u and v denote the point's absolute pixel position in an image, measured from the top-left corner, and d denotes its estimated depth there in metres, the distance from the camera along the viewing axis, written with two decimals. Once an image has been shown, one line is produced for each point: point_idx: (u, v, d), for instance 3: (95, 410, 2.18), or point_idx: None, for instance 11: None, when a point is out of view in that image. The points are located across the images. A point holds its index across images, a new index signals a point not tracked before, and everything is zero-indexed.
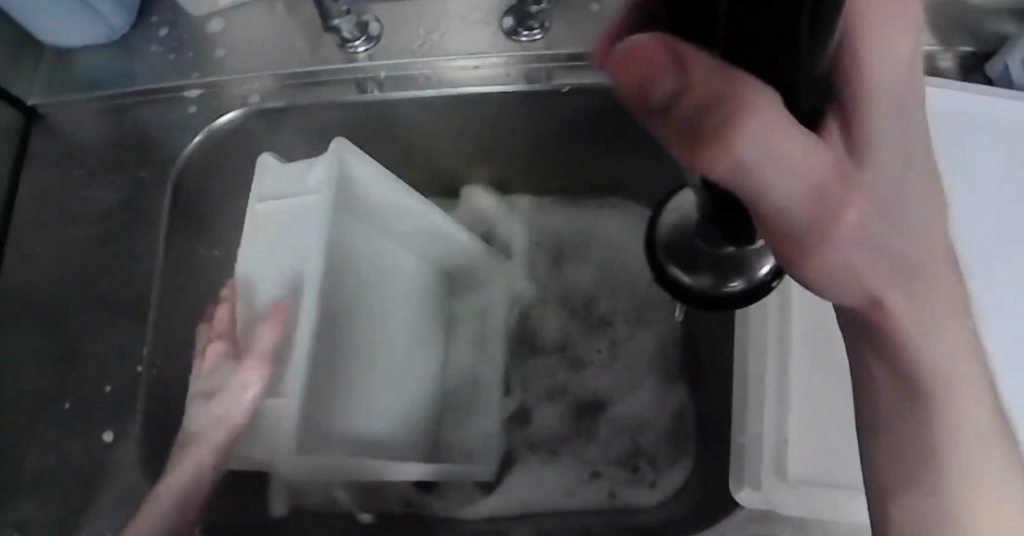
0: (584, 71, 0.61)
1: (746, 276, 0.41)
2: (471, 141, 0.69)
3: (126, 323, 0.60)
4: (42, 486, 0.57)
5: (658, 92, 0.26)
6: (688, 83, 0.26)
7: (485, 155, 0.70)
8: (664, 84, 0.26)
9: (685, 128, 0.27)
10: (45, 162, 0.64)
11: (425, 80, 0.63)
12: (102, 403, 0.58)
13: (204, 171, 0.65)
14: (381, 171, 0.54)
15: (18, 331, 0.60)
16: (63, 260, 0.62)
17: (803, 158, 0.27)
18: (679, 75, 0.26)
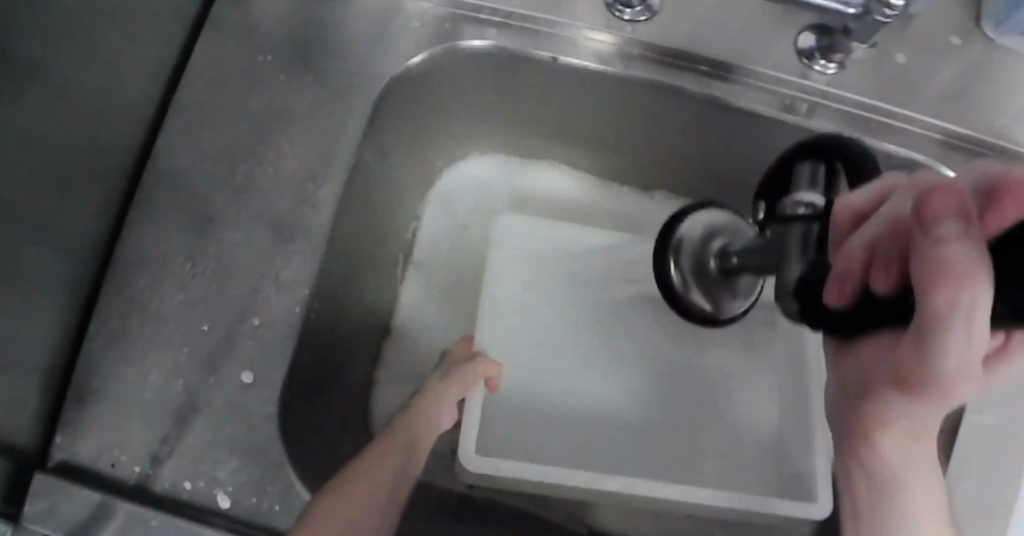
0: (863, 127, 0.54)
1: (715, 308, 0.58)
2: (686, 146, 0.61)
3: (289, 252, 0.51)
4: (159, 412, 0.49)
5: (938, 233, 0.24)
6: (970, 239, 0.23)
7: (693, 164, 0.63)
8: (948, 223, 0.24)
9: (922, 274, 0.24)
10: (229, 36, 0.55)
11: (682, 74, 0.55)
12: (244, 336, 0.50)
13: (402, 98, 0.57)
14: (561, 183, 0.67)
15: (163, 225, 0.51)
16: (230, 157, 0.53)
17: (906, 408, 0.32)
18: (971, 243, 0.23)
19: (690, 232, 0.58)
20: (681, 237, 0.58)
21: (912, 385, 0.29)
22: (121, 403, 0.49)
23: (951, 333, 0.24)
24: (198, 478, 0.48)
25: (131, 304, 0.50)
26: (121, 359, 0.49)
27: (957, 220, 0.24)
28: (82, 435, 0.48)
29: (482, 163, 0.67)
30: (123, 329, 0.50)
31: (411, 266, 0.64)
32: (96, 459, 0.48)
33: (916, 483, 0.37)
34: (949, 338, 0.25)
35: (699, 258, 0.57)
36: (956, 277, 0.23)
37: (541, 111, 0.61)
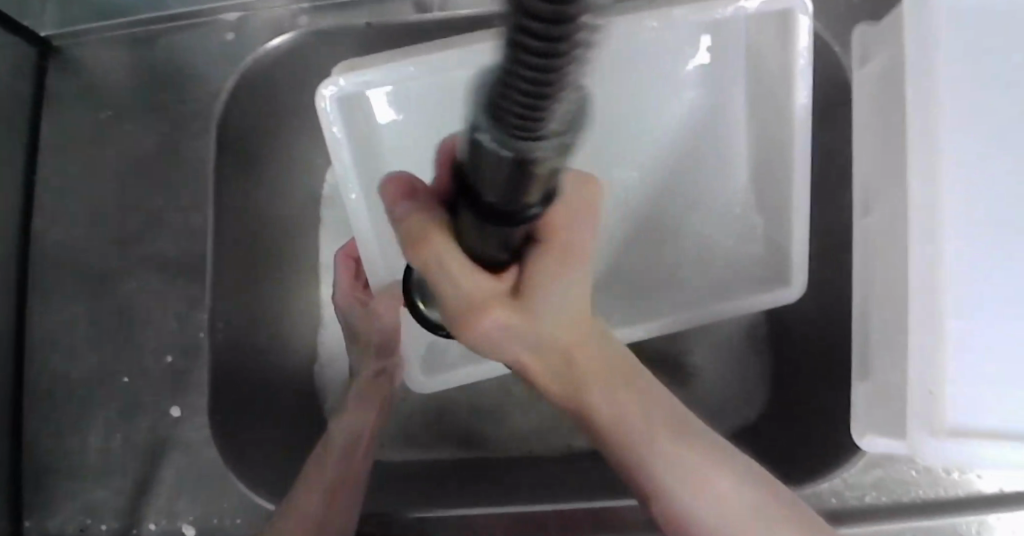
0: None
1: None
2: None
3: (183, 284, 0.54)
4: (107, 467, 0.51)
5: (397, 212, 0.33)
6: (414, 209, 0.32)
7: None
8: (400, 200, 0.32)
9: (405, 241, 0.33)
10: (66, 103, 0.56)
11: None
12: (163, 375, 0.52)
13: (248, 109, 0.58)
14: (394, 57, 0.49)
15: (60, 297, 0.54)
16: (103, 217, 0.55)
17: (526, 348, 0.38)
18: (416, 210, 0.32)
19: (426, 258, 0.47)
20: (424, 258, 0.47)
21: (463, 325, 0.36)
22: (71, 470, 0.51)
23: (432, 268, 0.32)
24: (159, 516, 0.50)
25: (54, 378, 0.52)
26: (59, 430, 0.52)
27: (404, 200, 0.32)
28: (46, 509, 0.51)
29: None
30: (53, 403, 0.52)
31: None
32: (64, 526, 0.50)
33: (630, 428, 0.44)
34: (435, 273, 0.32)
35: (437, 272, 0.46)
36: (417, 228, 0.32)
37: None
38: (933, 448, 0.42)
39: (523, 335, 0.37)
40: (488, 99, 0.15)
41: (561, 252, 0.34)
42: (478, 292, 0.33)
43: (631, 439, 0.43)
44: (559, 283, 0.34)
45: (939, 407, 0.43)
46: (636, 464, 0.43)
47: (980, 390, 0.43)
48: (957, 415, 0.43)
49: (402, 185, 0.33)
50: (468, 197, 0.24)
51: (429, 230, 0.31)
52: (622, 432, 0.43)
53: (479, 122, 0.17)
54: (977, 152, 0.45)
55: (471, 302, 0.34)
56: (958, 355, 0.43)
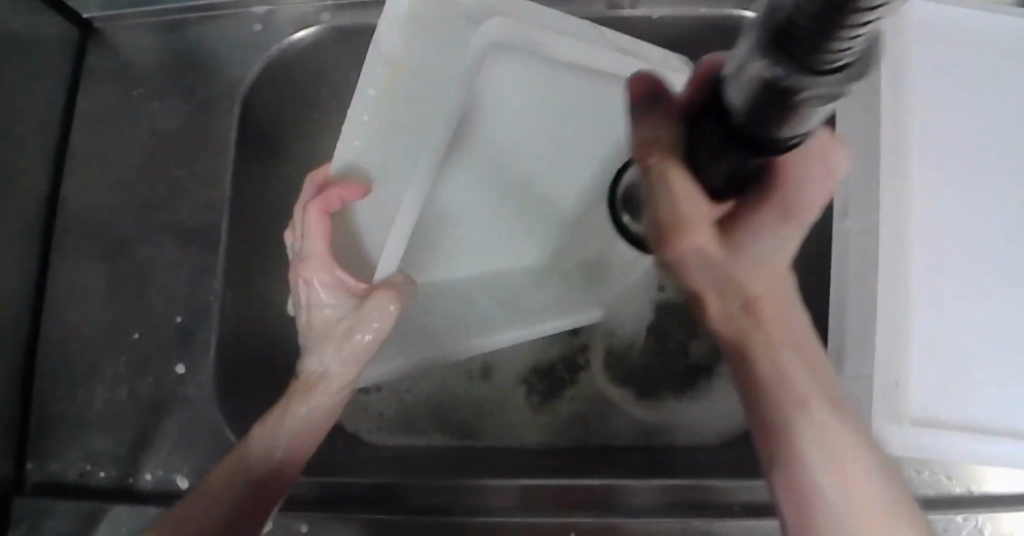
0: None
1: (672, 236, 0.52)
2: None
3: (197, 250, 0.57)
4: (110, 418, 0.54)
5: (630, 110, 0.31)
6: (654, 113, 0.30)
7: None
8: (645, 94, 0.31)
9: (641, 142, 0.30)
10: (102, 80, 0.60)
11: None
12: (172, 334, 0.55)
13: (270, 93, 0.61)
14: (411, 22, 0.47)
15: (80, 257, 0.57)
16: (127, 185, 0.58)
17: (755, 277, 0.34)
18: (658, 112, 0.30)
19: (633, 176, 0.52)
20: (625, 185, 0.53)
21: (665, 249, 0.33)
22: (77, 419, 0.54)
23: (655, 172, 0.30)
24: (156, 467, 0.53)
25: (69, 332, 0.55)
26: (68, 381, 0.54)
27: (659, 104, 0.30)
28: (49, 455, 0.53)
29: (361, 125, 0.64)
30: (65, 355, 0.55)
31: None
32: (65, 472, 0.53)
33: (811, 420, 0.35)
34: (657, 180, 0.30)
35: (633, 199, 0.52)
36: (655, 129, 0.30)
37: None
38: (911, 426, 0.44)
39: (713, 270, 0.33)
40: (777, 35, 0.21)
41: (784, 206, 0.32)
42: (696, 207, 0.31)
43: (789, 410, 0.35)
44: (770, 230, 0.33)
45: (906, 386, 0.45)
46: (793, 443, 0.35)
47: (946, 374, 0.46)
48: (920, 408, 0.45)
49: (654, 85, 0.31)
50: (722, 114, 0.27)
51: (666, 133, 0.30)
52: (793, 393, 0.35)
53: (756, 49, 0.22)
54: (952, 181, 0.49)
55: (679, 215, 0.31)
56: (925, 356, 0.46)
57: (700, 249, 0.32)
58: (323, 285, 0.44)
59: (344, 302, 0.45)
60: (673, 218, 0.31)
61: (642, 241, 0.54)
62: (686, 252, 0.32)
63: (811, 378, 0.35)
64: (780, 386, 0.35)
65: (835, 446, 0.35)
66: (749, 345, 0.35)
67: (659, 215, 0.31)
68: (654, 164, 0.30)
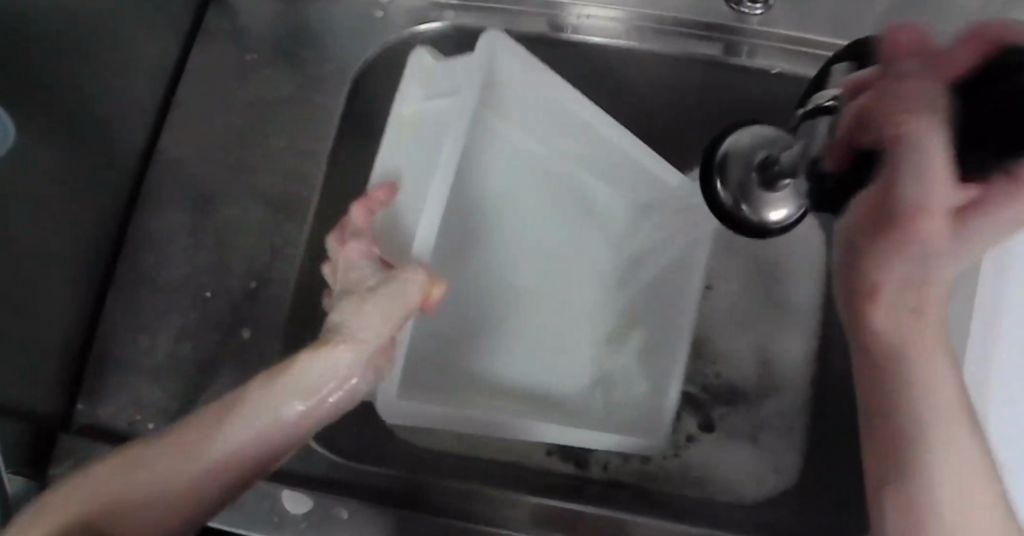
0: (794, 57, 0.61)
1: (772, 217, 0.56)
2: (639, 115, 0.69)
3: (281, 220, 0.57)
4: (168, 372, 0.53)
5: (903, 68, 0.35)
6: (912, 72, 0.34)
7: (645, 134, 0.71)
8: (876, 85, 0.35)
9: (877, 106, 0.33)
10: (216, 41, 0.61)
11: (639, 26, 0.62)
12: (243, 296, 0.55)
13: (375, 83, 0.63)
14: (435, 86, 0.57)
15: (166, 208, 0.57)
16: (223, 144, 0.59)
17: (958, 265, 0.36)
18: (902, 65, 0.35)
19: (737, 143, 0.56)
20: (726, 152, 0.56)
21: (902, 214, 0.34)
22: (136, 365, 0.53)
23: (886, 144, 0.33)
24: None
25: (141, 279, 0.55)
26: (133, 326, 0.54)
27: (913, 64, 0.35)
28: (101, 397, 0.53)
29: None
30: (133, 301, 0.55)
31: None
32: (116, 418, 0.52)
33: (942, 449, 0.42)
34: (904, 140, 0.32)
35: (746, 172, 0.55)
36: (901, 105, 0.33)
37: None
38: None
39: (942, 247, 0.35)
40: None
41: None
42: (936, 190, 0.33)
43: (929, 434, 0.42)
44: (997, 223, 0.35)
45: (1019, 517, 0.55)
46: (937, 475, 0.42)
47: None
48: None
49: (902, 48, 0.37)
50: None
51: (927, 105, 0.32)
52: (926, 426, 0.42)
53: None
54: None
55: (919, 197, 0.33)
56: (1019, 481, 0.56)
57: (930, 230, 0.34)
58: (359, 255, 0.46)
59: (375, 263, 0.46)
60: (914, 193, 0.33)
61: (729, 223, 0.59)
62: (918, 230, 0.34)
63: (958, 448, 0.42)
64: (920, 412, 0.42)
65: (961, 453, 0.42)
66: (911, 349, 0.40)
67: (895, 193, 0.34)
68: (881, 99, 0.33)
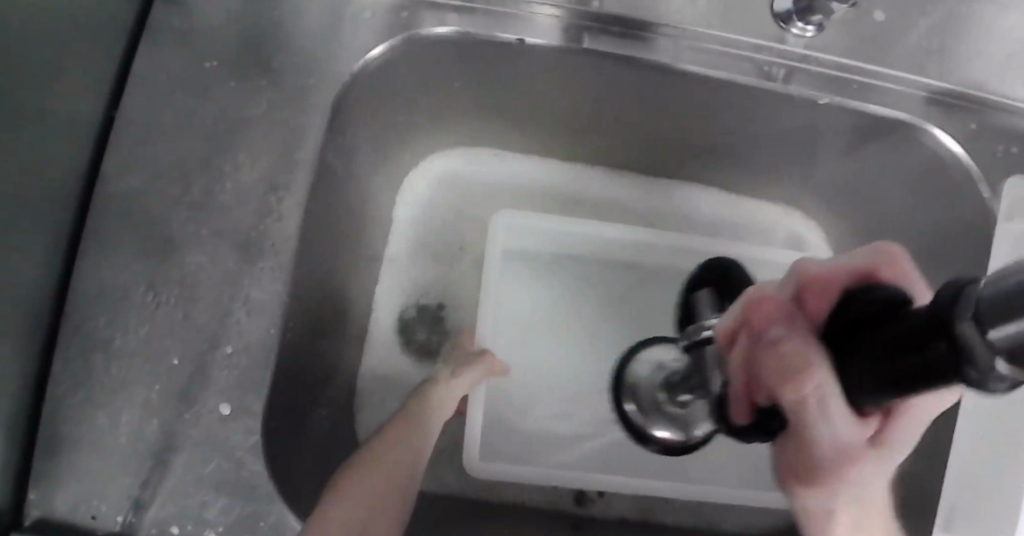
0: (843, 88, 0.52)
1: (679, 433, 0.59)
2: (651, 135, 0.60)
3: (258, 269, 0.49)
4: (132, 455, 0.46)
5: (770, 339, 0.32)
6: (798, 335, 0.32)
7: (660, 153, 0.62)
8: (740, 339, 0.35)
9: (774, 372, 0.31)
10: (168, 43, 0.51)
11: (670, 41, 0.52)
12: (219, 364, 0.47)
13: (362, 96, 0.53)
14: (485, 169, 0.65)
15: (118, 254, 0.48)
16: (183, 175, 0.49)
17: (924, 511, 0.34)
18: (794, 339, 0.31)
19: (640, 376, 0.61)
20: (635, 379, 0.61)
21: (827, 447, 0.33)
22: (94, 448, 0.45)
23: (811, 409, 0.31)
24: (184, 520, 0.45)
25: (94, 343, 0.47)
26: (88, 401, 0.46)
27: (781, 325, 0.32)
28: (54, 487, 0.45)
29: (461, 156, 0.64)
30: (87, 370, 0.46)
31: (387, 265, 0.62)
32: (73, 511, 0.44)
33: None
34: (813, 409, 0.31)
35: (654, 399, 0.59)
36: (786, 366, 0.31)
37: (520, 113, 0.60)
38: None
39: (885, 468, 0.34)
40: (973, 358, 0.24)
41: (919, 421, 0.34)
42: (847, 432, 0.32)
43: None
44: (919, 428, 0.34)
45: None
46: None
47: None
48: None
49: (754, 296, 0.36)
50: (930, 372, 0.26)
51: (823, 366, 0.30)
52: None
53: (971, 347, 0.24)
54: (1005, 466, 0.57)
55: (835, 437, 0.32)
56: None
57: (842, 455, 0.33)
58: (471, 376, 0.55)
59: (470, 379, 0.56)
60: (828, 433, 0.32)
61: (637, 427, 0.60)
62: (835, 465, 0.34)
63: None
64: None
65: None
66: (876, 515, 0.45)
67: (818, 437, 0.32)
68: (780, 382, 0.31)
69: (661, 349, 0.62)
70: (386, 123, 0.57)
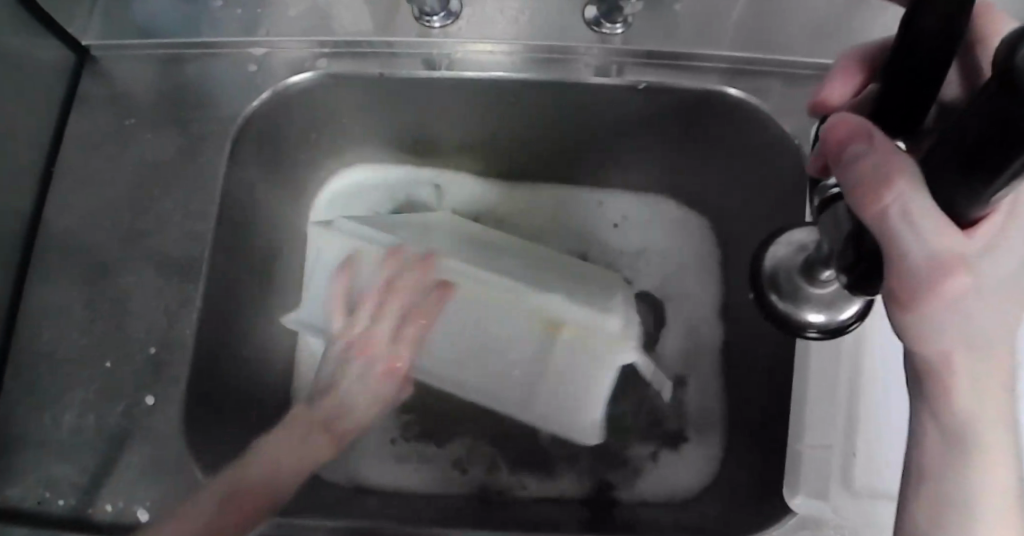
0: (661, 72, 0.63)
1: (826, 315, 0.51)
2: (522, 141, 0.70)
3: (175, 281, 0.57)
4: (73, 446, 0.53)
5: (855, 154, 0.33)
6: (877, 146, 0.33)
7: (534, 157, 0.72)
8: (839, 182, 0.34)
9: (863, 180, 0.32)
10: (95, 108, 0.62)
11: (511, 56, 0.63)
12: (145, 364, 0.55)
13: (260, 132, 0.63)
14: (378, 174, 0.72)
15: (58, 281, 0.57)
16: (110, 213, 0.59)
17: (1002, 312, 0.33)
18: (880, 152, 0.32)
19: (777, 257, 0.53)
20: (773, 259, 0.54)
21: (923, 289, 0.32)
22: (39, 443, 0.53)
23: (891, 221, 0.31)
24: (117, 498, 0.52)
25: (38, 356, 0.55)
26: (34, 404, 0.54)
27: (869, 140, 0.33)
28: (7, 479, 0.52)
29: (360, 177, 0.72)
30: (32, 379, 0.55)
31: None
32: (22, 499, 0.52)
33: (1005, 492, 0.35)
34: (898, 226, 0.31)
35: (793, 278, 0.52)
36: (875, 172, 0.32)
37: (403, 138, 0.70)
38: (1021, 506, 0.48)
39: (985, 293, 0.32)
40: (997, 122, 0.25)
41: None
42: (941, 244, 0.31)
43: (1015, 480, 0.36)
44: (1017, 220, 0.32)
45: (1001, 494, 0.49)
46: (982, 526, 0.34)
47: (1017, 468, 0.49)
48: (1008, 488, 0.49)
49: (852, 124, 0.34)
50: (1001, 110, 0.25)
51: (908, 169, 0.31)
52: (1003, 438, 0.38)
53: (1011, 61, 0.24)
54: None
55: (935, 256, 0.31)
56: None
57: (958, 285, 0.32)
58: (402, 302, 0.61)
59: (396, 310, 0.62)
60: (913, 256, 0.31)
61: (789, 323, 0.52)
62: (942, 291, 0.32)
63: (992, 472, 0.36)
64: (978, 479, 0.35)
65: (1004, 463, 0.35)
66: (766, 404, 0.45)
67: (900, 263, 0.32)
68: (857, 192, 0.33)
69: (782, 243, 0.53)
70: (288, 157, 0.67)
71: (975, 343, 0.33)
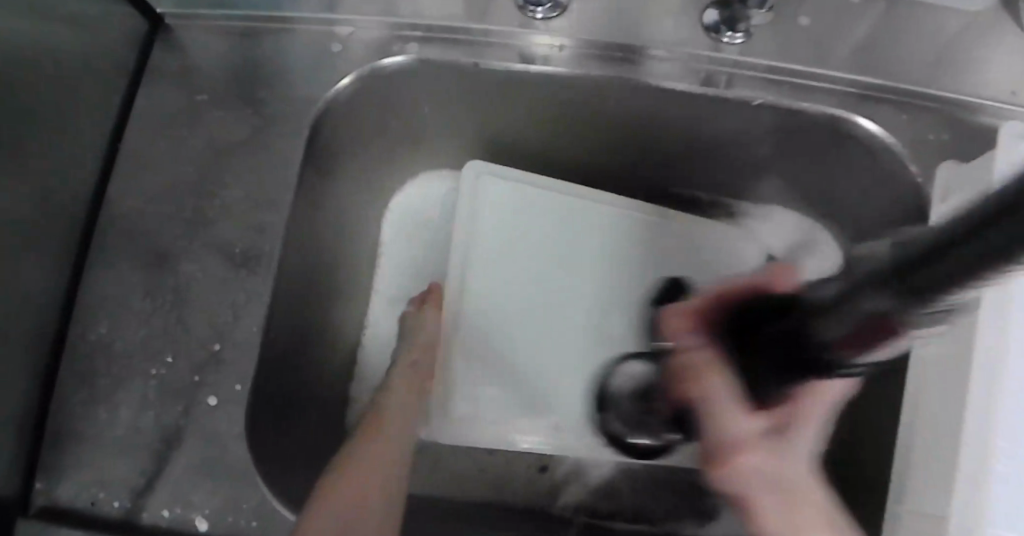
0: (777, 89, 0.57)
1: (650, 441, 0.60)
2: (616, 148, 0.66)
3: (242, 273, 0.54)
4: (130, 446, 0.50)
5: (688, 341, 0.38)
6: (700, 343, 0.38)
7: (625, 165, 0.68)
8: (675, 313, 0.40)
9: (681, 343, 0.39)
10: (166, 81, 0.58)
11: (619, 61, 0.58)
12: (207, 360, 0.51)
13: (340, 119, 0.59)
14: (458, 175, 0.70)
15: (121, 266, 0.53)
16: (177, 195, 0.55)
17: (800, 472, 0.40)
18: (697, 347, 0.37)
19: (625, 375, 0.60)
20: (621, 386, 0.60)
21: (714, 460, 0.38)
22: (98, 441, 0.50)
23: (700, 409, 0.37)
24: (175, 505, 0.49)
25: (97, 346, 0.52)
26: (91, 397, 0.51)
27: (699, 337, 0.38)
28: (64, 474, 0.50)
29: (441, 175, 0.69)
30: (91, 370, 0.51)
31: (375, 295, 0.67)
32: (76, 497, 0.49)
33: None
34: (707, 394, 0.36)
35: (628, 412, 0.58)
36: (699, 371, 0.37)
37: (489, 134, 0.66)
38: None
39: (770, 449, 0.38)
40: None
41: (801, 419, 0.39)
42: (738, 431, 0.36)
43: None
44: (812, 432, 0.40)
45: None
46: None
47: None
48: None
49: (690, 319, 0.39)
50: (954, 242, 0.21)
51: (711, 363, 0.37)
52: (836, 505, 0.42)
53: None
54: None
55: (722, 442, 0.37)
56: None
57: (753, 465, 0.38)
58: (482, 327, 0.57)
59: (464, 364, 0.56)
60: (736, 432, 0.36)
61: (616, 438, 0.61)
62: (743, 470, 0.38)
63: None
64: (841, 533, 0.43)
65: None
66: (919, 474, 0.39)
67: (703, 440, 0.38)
68: (679, 347, 0.39)
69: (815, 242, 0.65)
70: (365, 146, 0.63)
71: (774, 489, 0.39)
